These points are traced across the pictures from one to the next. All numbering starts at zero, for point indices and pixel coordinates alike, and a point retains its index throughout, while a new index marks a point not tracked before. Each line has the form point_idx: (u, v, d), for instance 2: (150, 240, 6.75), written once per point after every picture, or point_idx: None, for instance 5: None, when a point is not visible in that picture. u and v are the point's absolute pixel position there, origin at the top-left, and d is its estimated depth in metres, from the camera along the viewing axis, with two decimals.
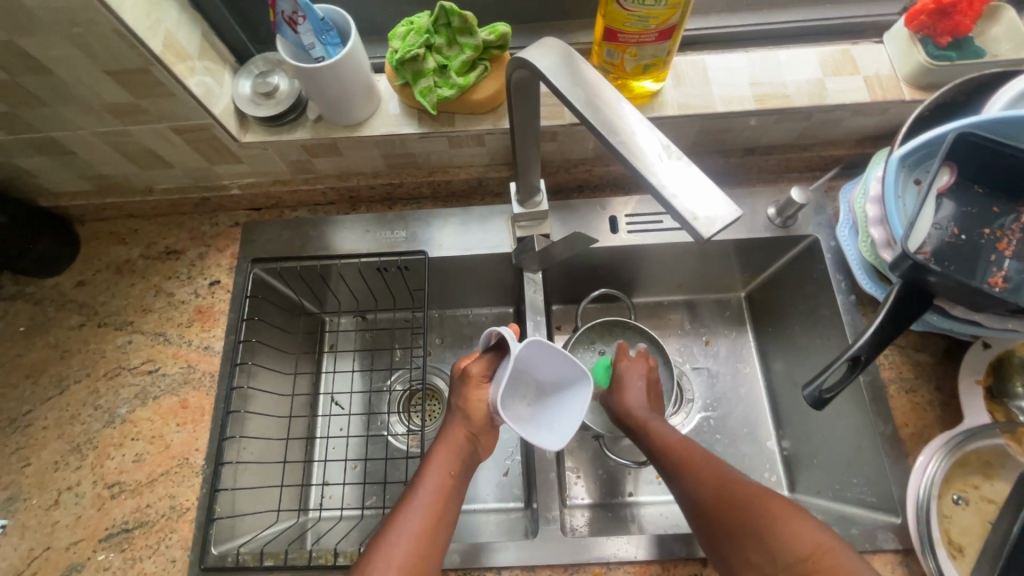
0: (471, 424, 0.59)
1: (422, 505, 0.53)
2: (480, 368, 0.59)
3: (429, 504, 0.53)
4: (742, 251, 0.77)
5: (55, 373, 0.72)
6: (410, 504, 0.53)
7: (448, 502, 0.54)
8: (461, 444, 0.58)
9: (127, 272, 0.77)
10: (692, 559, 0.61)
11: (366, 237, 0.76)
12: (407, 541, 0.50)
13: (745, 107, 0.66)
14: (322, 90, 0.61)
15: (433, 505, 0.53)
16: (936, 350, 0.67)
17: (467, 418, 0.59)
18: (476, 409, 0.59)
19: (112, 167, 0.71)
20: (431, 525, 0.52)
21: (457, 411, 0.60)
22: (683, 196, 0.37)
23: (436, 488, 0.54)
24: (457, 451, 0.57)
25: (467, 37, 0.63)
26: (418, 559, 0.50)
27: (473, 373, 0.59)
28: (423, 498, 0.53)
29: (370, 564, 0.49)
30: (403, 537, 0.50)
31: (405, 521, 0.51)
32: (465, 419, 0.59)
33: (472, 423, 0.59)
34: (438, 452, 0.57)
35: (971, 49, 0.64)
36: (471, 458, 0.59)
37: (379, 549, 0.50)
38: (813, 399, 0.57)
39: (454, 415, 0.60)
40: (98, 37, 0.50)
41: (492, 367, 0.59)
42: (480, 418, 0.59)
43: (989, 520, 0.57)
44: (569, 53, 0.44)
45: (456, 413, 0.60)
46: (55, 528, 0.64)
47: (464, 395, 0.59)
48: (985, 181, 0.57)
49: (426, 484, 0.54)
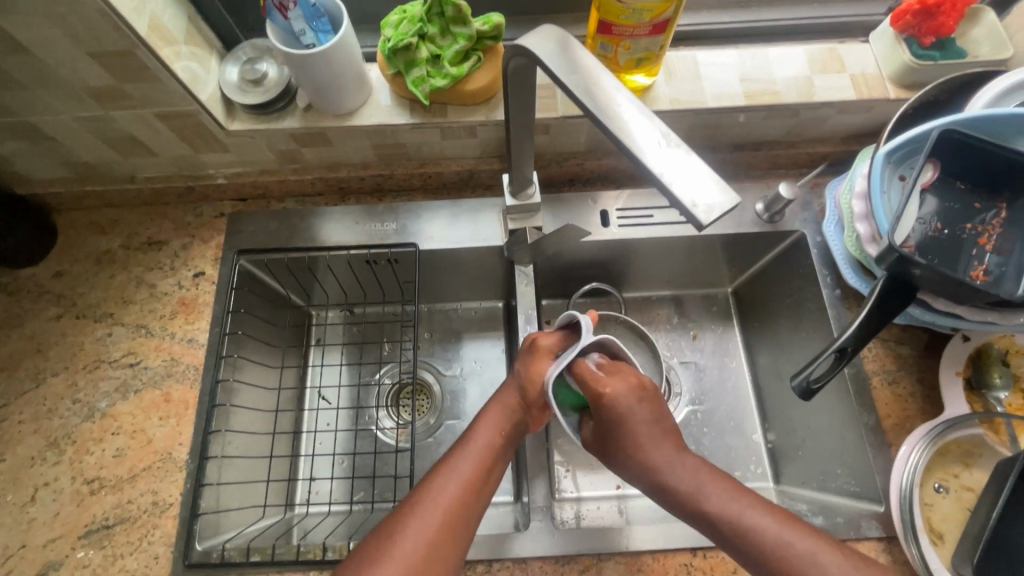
0: (525, 393, 0.59)
1: (470, 457, 0.53)
2: (546, 342, 0.60)
3: (477, 457, 0.53)
4: (729, 246, 0.78)
5: (31, 366, 0.69)
6: (459, 456, 0.53)
7: (494, 458, 0.54)
8: (513, 408, 0.58)
9: (107, 263, 0.75)
10: (682, 549, 0.61)
11: (355, 229, 0.75)
12: (454, 487, 0.50)
13: (736, 102, 0.67)
14: (313, 78, 0.60)
15: (481, 458, 0.53)
16: (918, 343, 0.69)
17: (521, 387, 0.59)
18: (532, 379, 0.58)
19: (92, 154, 0.69)
20: (478, 477, 0.52)
21: (514, 379, 0.60)
22: (681, 184, 0.37)
23: (485, 445, 0.55)
24: (507, 414, 0.58)
25: (461, 27, 0.63)
26: (461, 506, 0.49)
27: (541, 345, 0.60)
28: (472, 452, 0.54)
29: (417, 504, 0.49)
30: (450, 483, 0.50)
31: (453, 469, 0.52)
32: (520, 387, 0.59)
33: (526, 394, 0.59)
34: (488, 414, 0.58)
35: (953, 49, 0.66)
36: (521, 426, 0.59)
37: (427, 491, 0.50)
38: (802, 389, 0.58)
39: (511, 383, 0.61)
40: (82, 17, 0.49)
41: (558, 344, 0.60)
42: (537, 390, 0.58)
43: (969, 508, 0.59)
44: (566, 40, 0.44)
45: (513, 383, 0.60)
46: (31, 526, 0.62)
47: (526, 364, 0.60)
48: (967, 178, 0.58)
49: (475, 440, 0.55)
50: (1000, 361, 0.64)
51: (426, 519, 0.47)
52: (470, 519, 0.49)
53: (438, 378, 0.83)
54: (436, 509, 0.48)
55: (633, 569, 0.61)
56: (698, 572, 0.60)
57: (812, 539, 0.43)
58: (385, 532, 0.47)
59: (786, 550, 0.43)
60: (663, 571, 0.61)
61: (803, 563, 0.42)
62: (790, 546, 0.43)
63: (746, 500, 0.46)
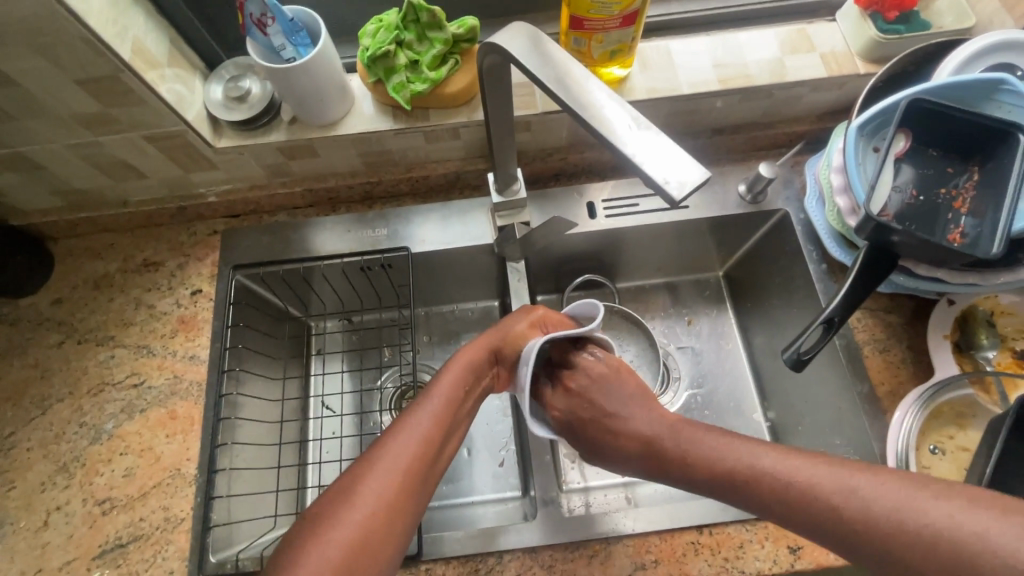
0: (498, 347, 0.62)
1: (431, 412, 0.54)
2: (541, 313, 0.65)
3: (439, 411, 0.54)
4: (717, 230, 0.79)
5: (36, 394, 0.70)
6: (419, 411, 0.54)
7: (456, 413, 0.56)
8: (478, 364, 0.60)
9: (105, 286, 0.76)
10: (687, 527, 0.62)
11: (348, 237, 0.77)
12: (414, 446, 0.50)
13: (711, 88, 0.69)
14: (296, 91, 0.62)
15: (442, 414, 0.54)
16: (906, 311, 0.70)
17: (500, 342, 0.62)
18: (509, 335, 0.62)
19: (83, 181, 0.70)
20: (439, 434, 0.53)
21: (495, 332, 0.63)
22: (653, 163, 0.38)
23: (447, 401, 0.55)
24: (474, 369, 0.60)
25: (437, 32, 0.65)
26: (421, 463, 0.50)
27: (534, 311, 0.64)
28: (433, 408, 0.54)
29: (377, 463, 0.49)
30: (411, 440, 0.51)
31: (414, 427, 0.52)
32: (497, 342, 0.62)
33: (498, 346, 0.62)
34: (452, 369, 0.59)
35: (918, 22, 0.67)
36: (486, 380, 0.61)
37: (386, 451, 0.50)
38: (792, 361, 0.60)
39: (489, 334, 0.63)
40: (67, 45, 0.50)
41: (553, 319, 0.65)
42: (512, 347, 0.62)
43: (965, 467, 0.61)
44: (537, 35, 0.45)
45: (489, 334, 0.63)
46: (46, 550, 0.63)
47: (510, 321, 0.64)
48: (939, 144, 0.60)
49: (438, 393, 0.56)
50: (986, 322, 0.66)
51: (386, 478, 0.48)
52: (429, 476, 0.51)
53: None
54: (396, 469, 0.49)
55: (642, 551, 0.61)
56: (705, 550, 0.61)
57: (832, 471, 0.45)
58: (340, 496, 0.47)
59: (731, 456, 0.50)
60: (670, 551, 0.61)
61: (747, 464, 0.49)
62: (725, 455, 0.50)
63: (737, 446, 0.50)
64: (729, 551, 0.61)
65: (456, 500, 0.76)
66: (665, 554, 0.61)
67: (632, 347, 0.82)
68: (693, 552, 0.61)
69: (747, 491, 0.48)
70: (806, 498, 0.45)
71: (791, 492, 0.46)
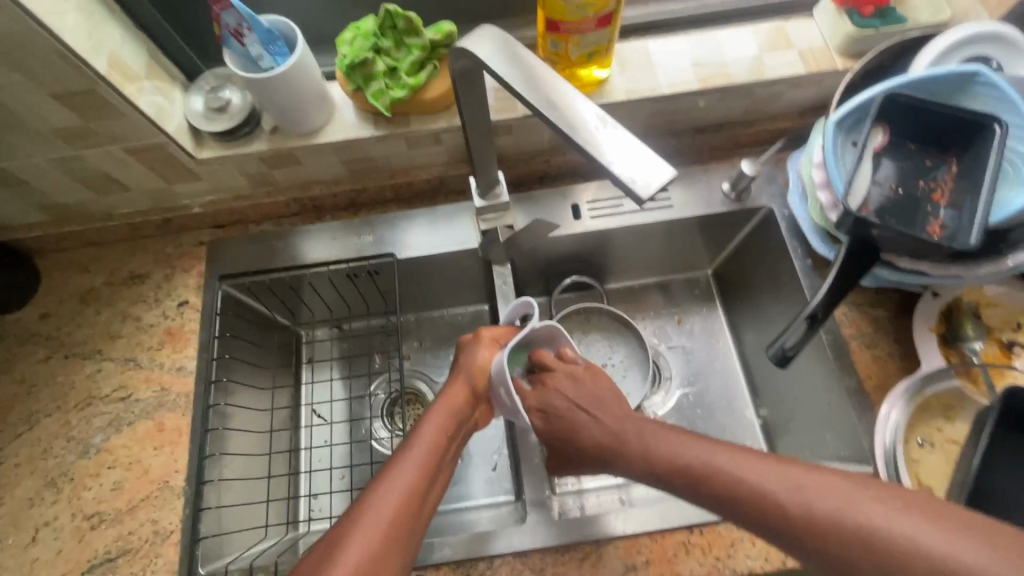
0: (473, 386, 0.62)
1: (415, 461, 0.53)
2: (491, 333, 0.66)
3: (422, 458, 0.54)
4: (704, 228, 0.79)
5: (23, 410, 0.70)
6: (402, 459, 0.53)
7: (440, 457, 0.55)
8: (458, 405, 0.60)
9: (92, 300, 0.76)
10: (677, 527, 0.62)
11: (334, 244, 0.77)
12: (398, 496, 0.50)
13: (690, 87, 0.69)
14: (276, 100, 0.62)
15: (426, 462, 0.53)
16: (891, 305, 0.70)
17: (470, 377, 0.63)
18: (481, 371, 0.63)
19: (68, 195, 0.70)
20: (423, 481, 0.52)
21: (462, 371, 0.63)
22: (621, 162, 0.38)
23: (430, 446, 0.55)
24: (455, 411, 0.60)
25: (414, 38, 0.66)
26: (406, 512, 0.49)
27: (485, 335, 0.65)
28: (416, 455, 0.54)
29: (360, 515, 0.48)
30: (394, 490, 0.50)
31: (398, 476, 0.51)
32: (470, 381, 0.63)
33: (475, 386, 0.62)
34: (434, 414, 0.59)
35: (893, 17, 0.68)
36: (467, 420, 0.61)
37: (370, 503, 0.49)
38: (777, 357, 0.61)
39: (459, 376, 0.63)
40: (42, 61, 0.51)
41: (503, 335, 0.66)
42: (484, 381, 0.63)
43: (954, 459, 0.61)
44: (506, 39, 0.46)
45: (460, 373, 0.64)
46: (34, 566, 0.63)
47: (473, 354, 0.64)
48: (916, 138, 0.60)
49: (421, 439, 0.55)
50: (971, 313, 0.66)
51: (371, 531, 0.47)
52: (415, 524, 0.50)
53: (430, 386, 0.83)
54: (380, 521, 0.48)
55: (633, 552, 0.61)
56: (696, 549, 0.61)
57: (756, 465, 0.45)
58: (325, 551, 0.46)
59: (680, 457, 0.50)
60: (662, 551, 0.61)
61: (693, 462, 0.49)
62: (673, 454, 0.51)
63: (683, 441, 0.51)
64: (721, 551, 0.61)
65: (449, 506, 0.76)
66: (656, 555, 0.61)
67: (622, 348, 0.81)
68: (684, 552, 0.61)
69: (696, 488, 0.48)
70: (755, 501, 0.44)
71: (732, 489, 0.45)
